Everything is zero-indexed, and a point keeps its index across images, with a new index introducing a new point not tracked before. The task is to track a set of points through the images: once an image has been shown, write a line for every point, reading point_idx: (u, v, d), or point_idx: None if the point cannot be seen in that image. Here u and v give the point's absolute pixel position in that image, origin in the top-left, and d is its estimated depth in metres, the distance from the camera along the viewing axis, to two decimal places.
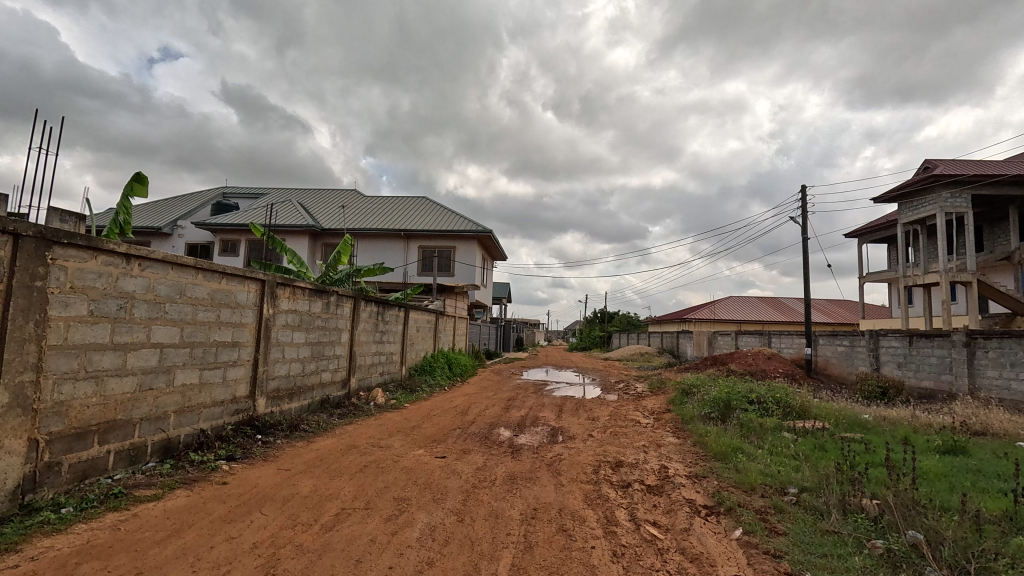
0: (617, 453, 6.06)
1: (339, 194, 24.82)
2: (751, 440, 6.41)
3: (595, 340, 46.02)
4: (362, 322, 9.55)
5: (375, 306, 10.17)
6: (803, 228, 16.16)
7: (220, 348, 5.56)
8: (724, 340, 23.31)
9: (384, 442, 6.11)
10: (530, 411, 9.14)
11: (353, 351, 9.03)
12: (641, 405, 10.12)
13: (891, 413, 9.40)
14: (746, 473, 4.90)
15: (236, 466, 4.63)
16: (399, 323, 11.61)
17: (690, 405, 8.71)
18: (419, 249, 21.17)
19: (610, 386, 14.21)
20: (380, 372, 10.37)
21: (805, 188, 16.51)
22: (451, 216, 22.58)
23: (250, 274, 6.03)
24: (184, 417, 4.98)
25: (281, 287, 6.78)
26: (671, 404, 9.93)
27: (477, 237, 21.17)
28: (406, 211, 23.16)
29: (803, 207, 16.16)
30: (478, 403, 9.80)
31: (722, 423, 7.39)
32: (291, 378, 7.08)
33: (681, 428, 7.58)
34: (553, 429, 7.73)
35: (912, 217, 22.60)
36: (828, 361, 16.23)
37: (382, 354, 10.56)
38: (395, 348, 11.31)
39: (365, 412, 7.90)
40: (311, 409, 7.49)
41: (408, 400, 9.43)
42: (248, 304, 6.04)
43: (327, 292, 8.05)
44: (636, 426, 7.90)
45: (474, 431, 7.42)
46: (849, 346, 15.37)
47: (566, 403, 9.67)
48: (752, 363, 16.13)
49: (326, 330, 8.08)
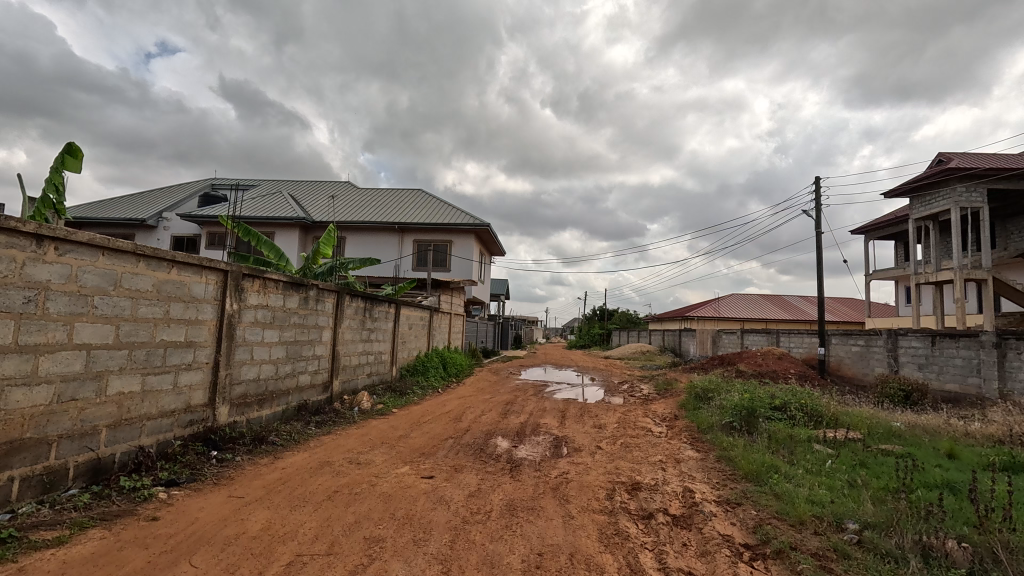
0: (631, 472, 5.27)
1: (331, 186, 23.94)
2: (782, 455, 5.64)
3: (594, 338, 45.27)
4: (347, 319, 8.75)
5: (362, 302, 9.38)
6: (818, 221, 15.38)
7: (170, 350, 4.76)
8: (729, 339, 22.56)
9: (363, 458, 5.31)
10: (531, 417, 8.36)
11: (336, 351, 8.25)
12: (650, 410, 9.34)
13: (923, 419, 8.64)
14: (790, 502, 4.13)
15: (177, 493, 3.83)
16: (389, 320, 10.80)
17: (706, 412, 7.94)
18: (414, 243, 20.33)
19: (614, 388, 13.43)
20: (368, 374, 9.59)
21: (819, 179, 15.74)
22: (447, 209, 21.74)
23: (208, 264, 5.22)
24: (119, 433, 4.18)
25: (249, 280, 5.95)
26: (683, 409, 9.15)
27: (474, 231, 20.35)
28: (401, 204, 22.31)
29: (817, 199, 15.37)
30: (473, 407, 9.01)
31: (746, 434, 6.62)
32: (261, 382, 6.28)
33: (698, 439, 6.81)
34: (557, 439, 6.95)
35: (925, 212, 21.86)
36: (841, 362, 15.48)
37: (370, 354, 9.76)
38: (384, 347, 10.51)
39: (347, 420, 7.10)
40: (285, 417, 6.69)
41: (396, 405, 8.65)
42: (206, 298, 5.23)
43: (305, 285, 7.23)
44: (648, 435, 7.13)
45: (468, 442, 6.63)
46: (864, 346, 14.61)
47: (569, 408, 8.88)
48: (762, 364, 15.36)
49: (304, 328, 7.28)
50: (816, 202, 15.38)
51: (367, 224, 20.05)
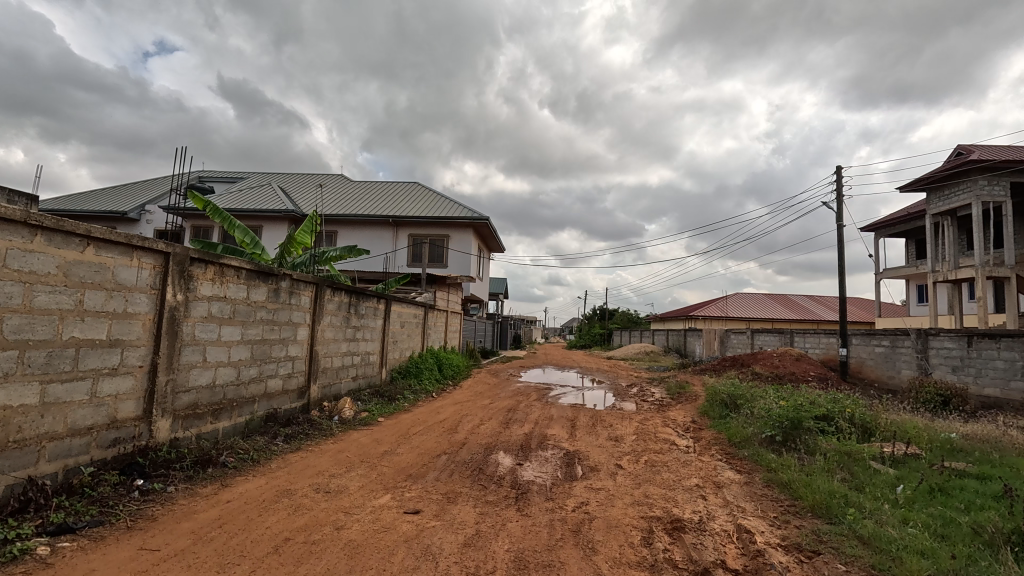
0: (665, 503, 4.27)
1: (323, 178, 22.87)
2: (845, 479, 4.65)
3: (595, 338, 44.31)
4: (328, 316, 7.74)
5: (346, 296, 8.36)
6: (839, 213, 14.40)
7: (84, 350, 3.75)
8: (739, 340, 21.61)
9: (334, 485, 4.31)
10: (536, 426, 7.37)
11: (314, 352, 7.23)
12: (669, 418, 8.36)
13: (976, 428, 7.68)
14: (888, 556, 3.14)
15: (66, 547, 2.82)
16: (378, 318, 9.79)
17: (737, 423, 6.94)
18: (409, 237, 19.32)
19: (623, 391, 12.46)
20: (352, 379, 8.58)
21: (840, 168, 14.77)
22: (444, 202, 20.73)
23: (142, 245, 4.20)
24: (3, 461, 3.17)
25: (199, 266, 4.92)
26: (706, 418, 8.16)
27: (472, 225, 19.33)
28: (396, 197, 21.28)
29: (839, 189, 14.39)
30: (470, 415, 8.01)
31: (790, 450, 5.63)
32: (218, 389, 5.26)
33: (733, 455, 5.83)
34: (568, 456, 5.96)
35: (943, 207, 20.97)
36: (863, 364, 14.53)
37: (356, 355, 8.76)
38: (373, 347, 9.52)
39: (324, 433, 6.09)
40: (248, 431, 5.67)
41: (384, 412, 7.65)
42: (139, 287, 4.21)
43: (275, 275, 6.21)
44: (674, 450, 6.15)
45: (464, 460, 5.64)
46: (890, 346, 13.65)
47: (578, 415, 7.90)
48: (780, 365, 14.41)
49: (274, 325, 6.26)
50: (838, 193, 14.38)
51: (360, 217, 19.02)
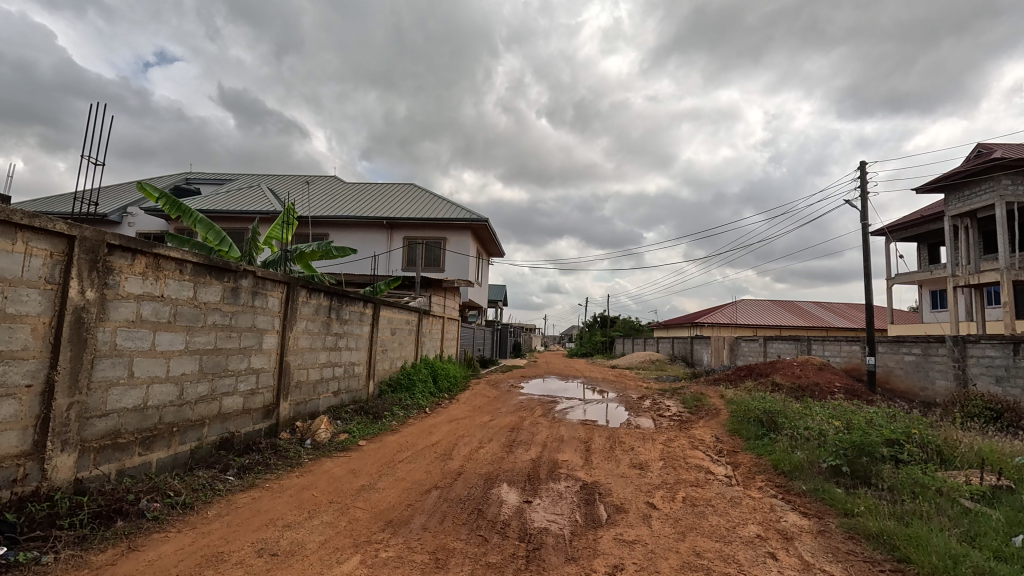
0: (726, 566, 3.19)
1: (315, 179, 21.89)
2: (952, 529, 3.58)
3: (597, 346, 43.29)
4: (303, 322, 6.69)
5: (326, 298, 7.32)
6: (863, 212, 13.42)
7: None
8: (750, 347, 20.64)
9: (285, 544, 3.24)
10: (545, 449, 6.33)
11: (284, 363, 6.18)
12: (695, 438, 7.28)
13: None
14: None
15: None
16: (364, 325, 8.74)
17: (781, 447, 5.88)
18: (404, 240, 18.32)
19: (635, 404, 11.39)
20: (332, 394, 7.51)
21: (865, 165, 13.80)
22: (441, 204, 19.72)
23: (31, 224, 3.17)
24: None
25: (124, 256, 3.89)
26: (739, 439, 7.09)
27: (471, 227, 18.32)
28: (391, 198, 20.30)
29: (862, 187, 13.42)
30: (467, 437, 6.93)
31: (861, 483, 4.57)
32: (151, 411, 4.20)
33: (789, 489, 4.77)
34: (586, 491, 4.89)
35: (963, 208, 20.07)
36: (891, 373, 13.50)
37: (337, 367, 7.71)
38: (358, 357, 8.47)
39: (290, 463, 5.02)
40: (193, 461, 4.60)
41: (367, 433, 6.61)
42: (26, 280, 3.17)
43: (233, 271, 5.17)
44: (715, 482, 5.08)
45: (460, 498, 4.58)
46: (922, 354, 12.61)
47: (593, 436, 6.81)
48: (802, 376, 13.38)
49: (231, 331, 5.22)
50: (862, 191, 13.40)
51: (351, 219, 18.02)
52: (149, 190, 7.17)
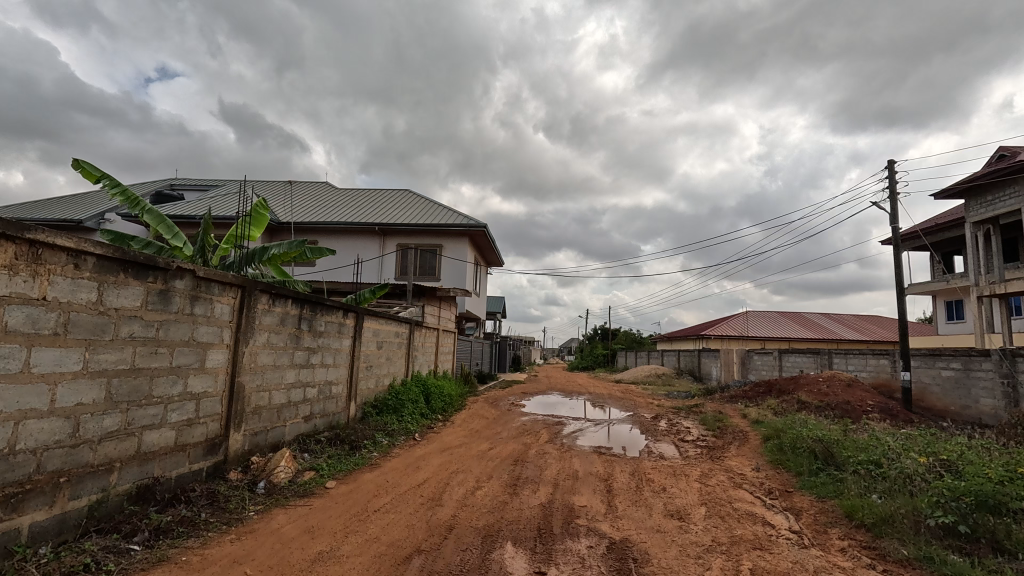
0: None
1: (304, 186, 20.90)
2: None
3: (598, 359, 42.13)
4: (264, 334, 5.55)
5: (295, 305, 6.18)
6: (893, 214, 12.36)
7: None
8: (764, 361, 19.54)
9: None
10: (557, 490, 5.16)
11: (236, 385, 5.01)
12: (733, 472, 6.08)
13: None
14: None
15: None
16: (344, 338, 7.60)
17: (855, 494, 4.69)
18: (396, 247, 17.22)
19: (651, 427, 10.22)
20: (302, 419, 6.34)
21: (893, 164, 12.77)
22: (437, 210, 18.67)
23: None
24: None
25: None
26: (788, 473, 5.91)
27: (468, 234, 17.25)
28: (384, 204, 19.26)
29: (892, 187, 12.40)
30: (462, 472, 5.73)
31: (989, 551, 3.40)
32: (21, 458, 3.03)
33: (887, 555, 3.61)
34: (616, 556, 3.72)
35: (987, 214, 19.09)
36: (927, 390, 12.36)
37: (309, 387, 6.55)
38: (336, 375, 7.31)
39: (229, 519, 3.84)
40: (90, 521, 3.42)
41: (340, 468, 5.44)
42: None
43: (162, 270, 4.04)
44: (785, 543, 3.90)
45: (450, 569, 3.39)
46: (963, 369, 11.45)
47: (613, 473, 5.64)
48: (830, 394, 12.25)
49: (158, 347, 4.07)
50: (891, 192, 12.36)
51: (342, 225, 16.94)
52: (89, 168, 5.73)
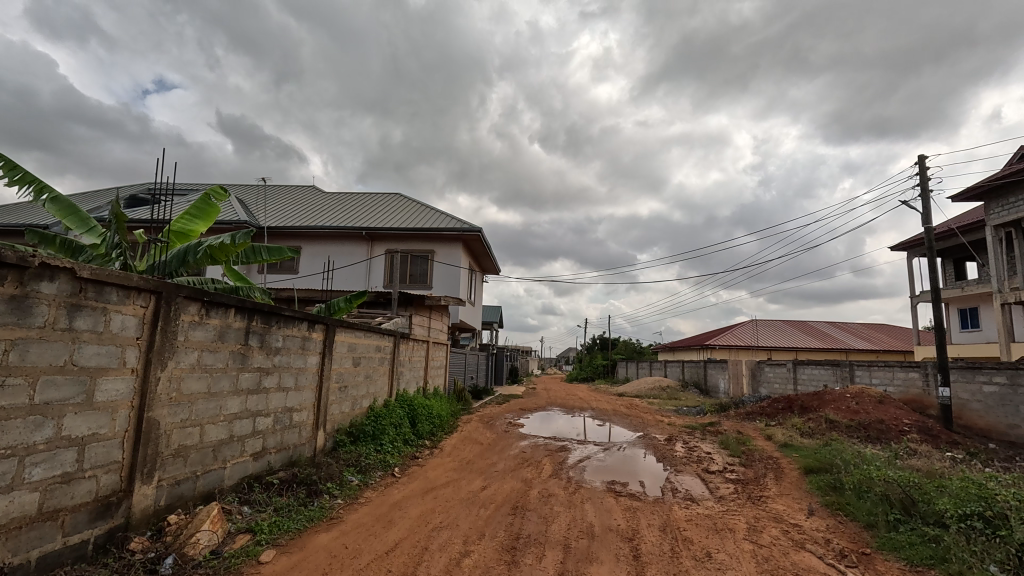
0: None
1: (290, 191, 19.79)
2: None
3: (598, 370, 40.88)
4: (192, 353, 4.33)
5: (240, 317, 4.96)
6: (925, 213, 11.29)
7: None
8: (777, 373, 18.39)
9: None
10: (571, 554, 3.96)
11: (146, 423, 3.78)
12: (785, 522, 4.88)
13: None
14: None
15: None
16: (309, 356, 6.38)
17: (973, 570, 3.48)
18: (385, 253, 16.03)
19: (668, 452, 9.03)
20: (249, 457, 5.11)
21: (923, 159, 11.75)
22: (428, 213, 17.54)
23: None
24: None
25: None
26: (856, 525, 4.72)
27: (462, 238, 16.09)
28: (372, 208, 18.10)
29: (923, 183, 11.36)
30: (446, 527, 4.51)
31: None
32: None
33: None
34: None
35: (1009, 216, 18.15)
36: (966, 407, 11.19)
37: (259, 417, 5.31)
38: (297, 400, 6.08)
39: None
40: None
41: (288, 526, 4.20)
42: None
43: (11, 268, 2.85)
44: None
45: None
46: (1008, 384, 10.27)
47: (640, 528, 4.44)
48: (860, 412, 11.10)
49: (6, 378, 2.88)
50: (922, 190, 11.30)
51: (326, 230, 15.77)
52: None
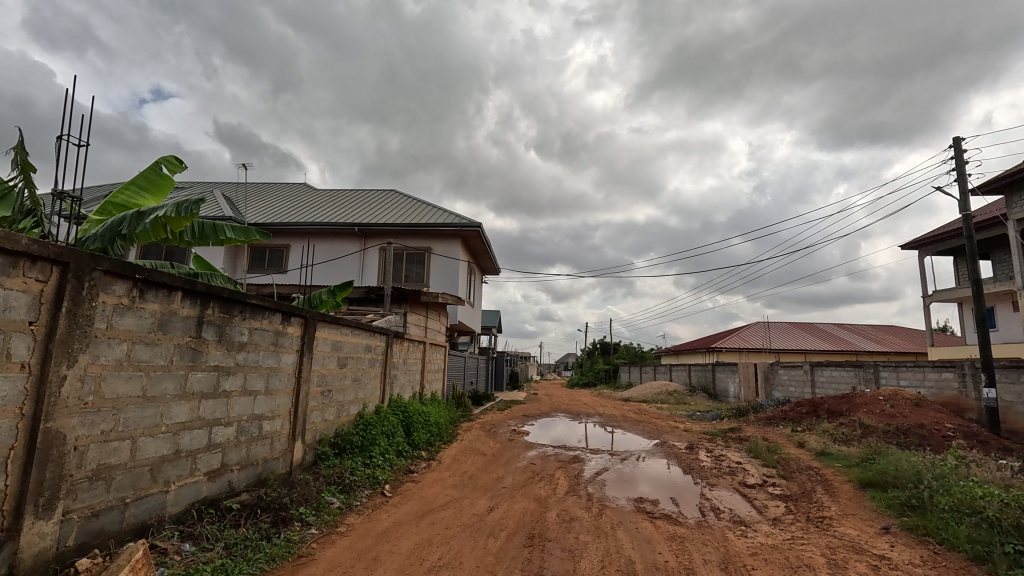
0: None
1: (279, 189, 18.88)
2: None
3: (599, 375, 39.97)
4: (118, 346, 3.36)
5: (189, 302, 3.99)
6: (963, 199, 10.44)
7: None
8: (792, 376, 17.49)
9: None
10: None
11: (44, 437, 2.82)
12: (868, 553, 3.92)
13: None
14: None
15: None
16: (284, 355, 5.41)
17: None
18: (379, 250, 15.10)
19: (692, 462, 8.09)
20: (204, 477, 4.17)
21: (958, 141, 10.92)
22: (424, 209, 16.61)
23: None
24: None
25: None
26: (962, 558, 3.77)
27: (460, 235, 15.15)
28: (366, 204, 17.16)
29: (960, 167, 10.53)
30: (446, 566, 3.55)
31: None
32: None
33: None
34: None
35: None
36: (1010, 410, 10.28)
37: (216, 427, 4.34)
38: (267, 405, 5.11)
39: None
40: None
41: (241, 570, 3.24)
42: None
43: None
44: None
45: None
46: None
47: (697, 565, 3.49)
48: (896, 416, 10.19)
49: None
50: (958, 173, 10.48)
51: (316, 227, 14.81)
52: None
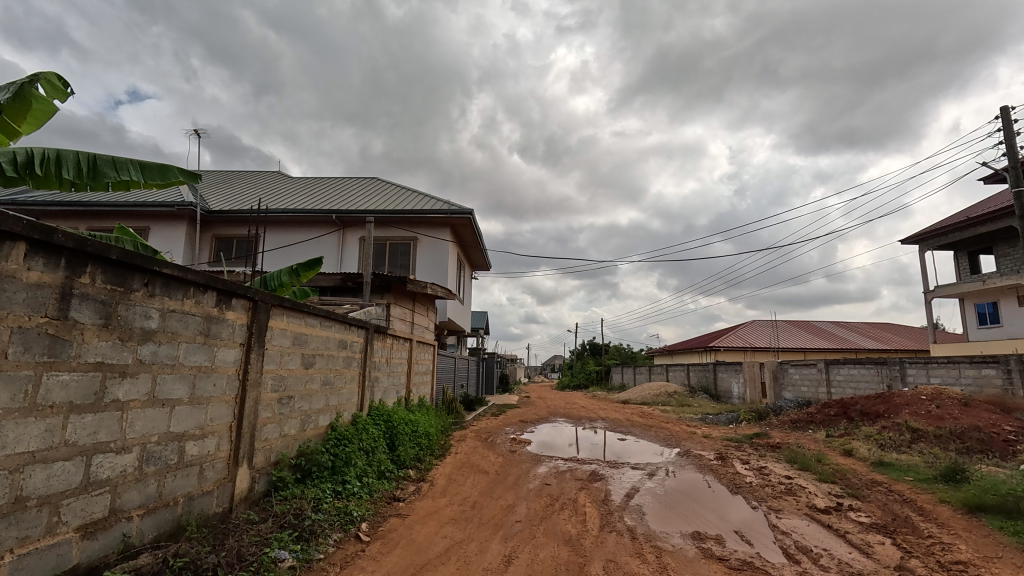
0: None
1: (250, 177, 17.22)
2: None
3: (591, 376, 38.80)
4: None
5: (41, 262, 2.51)
6: (1014, 174, 9.34)
7: None
8: (804, 374, 16.37)
9: None
10: None
11: None
12: None
13: None
14: None
15: None
16: (219, 350, 3.94)
17: None
18: (358, 240, 13.60)
19: (733, 478, 6.75)
20: (74, 535, 2.70)
21: (1006, 110, 9.79)
22: (410, 196, 15.13)
23: None
24: None
25: None
26: None
27: (449, 223, 13.70)
28: (345, 192, 15.62)
29: (1010, 139, 9.44)
30: None
31: None
32: None
33: None
34: None
35: None
36: None
37: (98, 453, 2.85)
38: (193, 419, 3.63)
39: None
40: None
41: None
42: None
43: None
44: None
45: None
46: None
47: None
48: (946, 417, 9.03)
49: None
50: (1007, 146, 9.38)
51: (287, 214, 13.26)
52: None
